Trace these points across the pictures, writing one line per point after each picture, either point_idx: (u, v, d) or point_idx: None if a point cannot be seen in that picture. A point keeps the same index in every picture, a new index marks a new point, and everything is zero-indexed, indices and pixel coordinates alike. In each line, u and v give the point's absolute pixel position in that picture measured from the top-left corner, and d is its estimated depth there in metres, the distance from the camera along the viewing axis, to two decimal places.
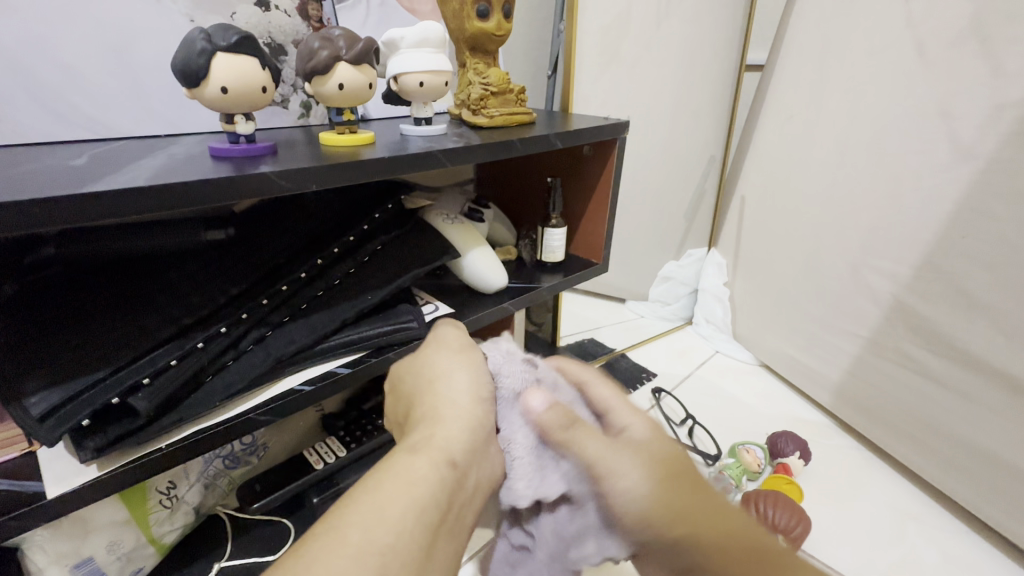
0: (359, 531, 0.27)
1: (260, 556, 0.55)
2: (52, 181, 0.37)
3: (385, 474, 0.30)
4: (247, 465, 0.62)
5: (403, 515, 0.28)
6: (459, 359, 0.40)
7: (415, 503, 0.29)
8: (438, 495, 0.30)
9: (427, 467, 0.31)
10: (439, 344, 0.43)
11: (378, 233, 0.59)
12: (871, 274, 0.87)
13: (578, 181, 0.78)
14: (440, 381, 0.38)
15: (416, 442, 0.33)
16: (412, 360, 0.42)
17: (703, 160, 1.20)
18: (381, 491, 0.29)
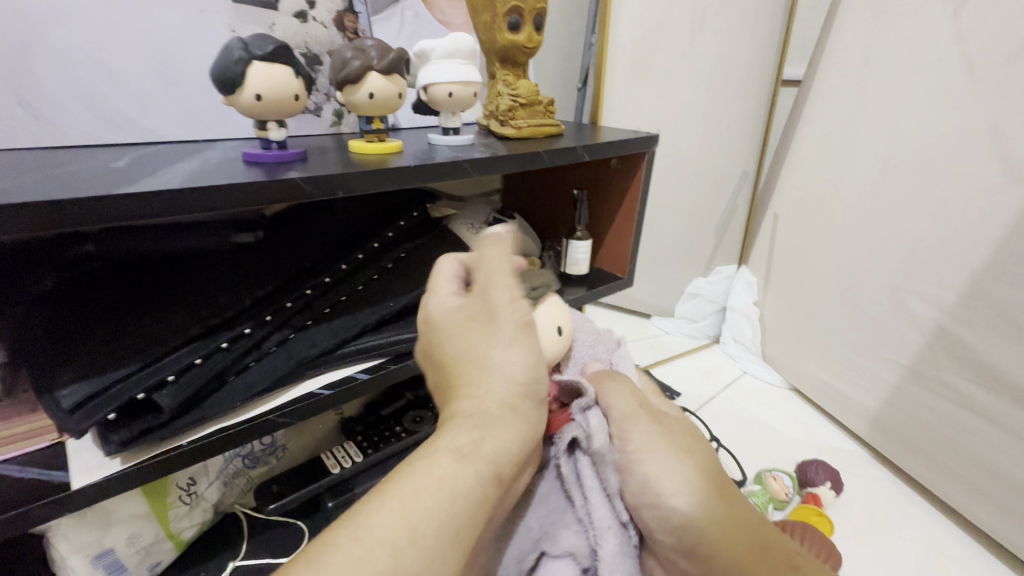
0: (392, 554, 0.26)
1: (272, 558, 0.56)
2: (91, 183, 0.38)
3: (436, 484, 0.29)
4: (265, 465, 0.62)
5: (448, 530, 0.28)
6: (521, 342, 0.36)
7: (454, 518, 0.28)
8: (478, 511, 0.30)
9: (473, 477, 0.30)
10: (500, 311, 0.37)
11: (403, 240, 0.60)
12: (911, 299, 0.83)
13: (605, 194, 0.78)
14: (502, 368, 0.35)
15: (463, 445, 0.31)
16: (461, 331, 0.37)
17: (735, 176, 1.18)
18: (418, 507, 0.27)
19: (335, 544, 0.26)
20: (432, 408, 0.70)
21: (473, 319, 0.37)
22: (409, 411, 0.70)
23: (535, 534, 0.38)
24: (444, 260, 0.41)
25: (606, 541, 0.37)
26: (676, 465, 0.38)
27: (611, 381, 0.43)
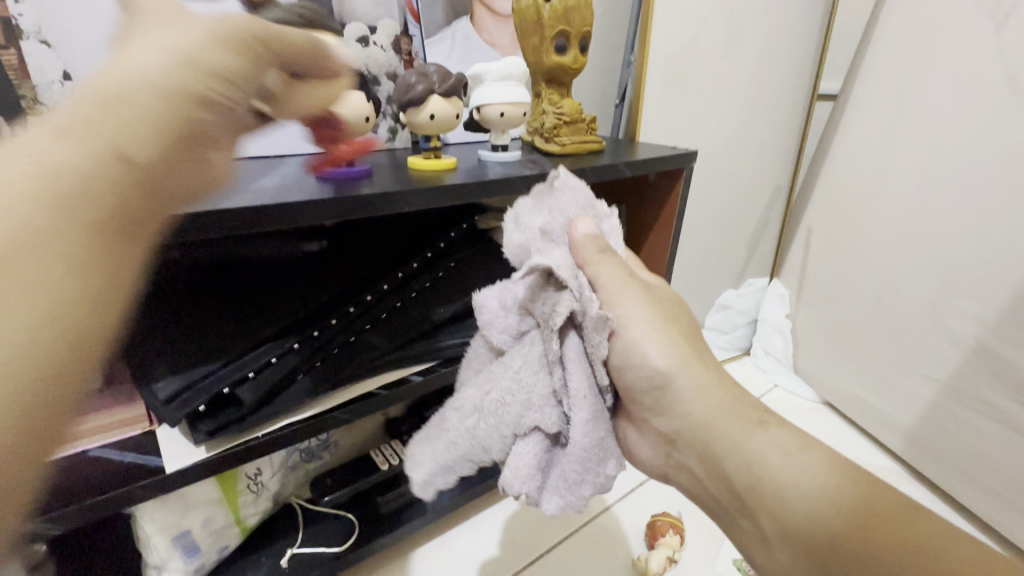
0: None
1: (327, 547, 0.59)
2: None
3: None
4: (319, 460, 0.66)
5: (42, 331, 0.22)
6: (176, 109, 0.28)
7: (60, 193, 0.23)
8: (97, 191, 0.24)
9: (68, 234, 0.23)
10: (189, 60, 0.28)
11: (452, 252, 0.64)
12: (951, 314, 0.82)
13: (642, 207, 0.80)
14: (114, 112, 0.26)
15: (68, 124, 0.25)
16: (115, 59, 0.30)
17: (768, 189, 1.19)
18: None
19: None
20: None
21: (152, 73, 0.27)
22: None
23: (510, 403, 0.38)
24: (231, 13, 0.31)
25: (581, 414, 0.36)
26: (673, 344, 0.38)
27: (598, 252, 0.40)
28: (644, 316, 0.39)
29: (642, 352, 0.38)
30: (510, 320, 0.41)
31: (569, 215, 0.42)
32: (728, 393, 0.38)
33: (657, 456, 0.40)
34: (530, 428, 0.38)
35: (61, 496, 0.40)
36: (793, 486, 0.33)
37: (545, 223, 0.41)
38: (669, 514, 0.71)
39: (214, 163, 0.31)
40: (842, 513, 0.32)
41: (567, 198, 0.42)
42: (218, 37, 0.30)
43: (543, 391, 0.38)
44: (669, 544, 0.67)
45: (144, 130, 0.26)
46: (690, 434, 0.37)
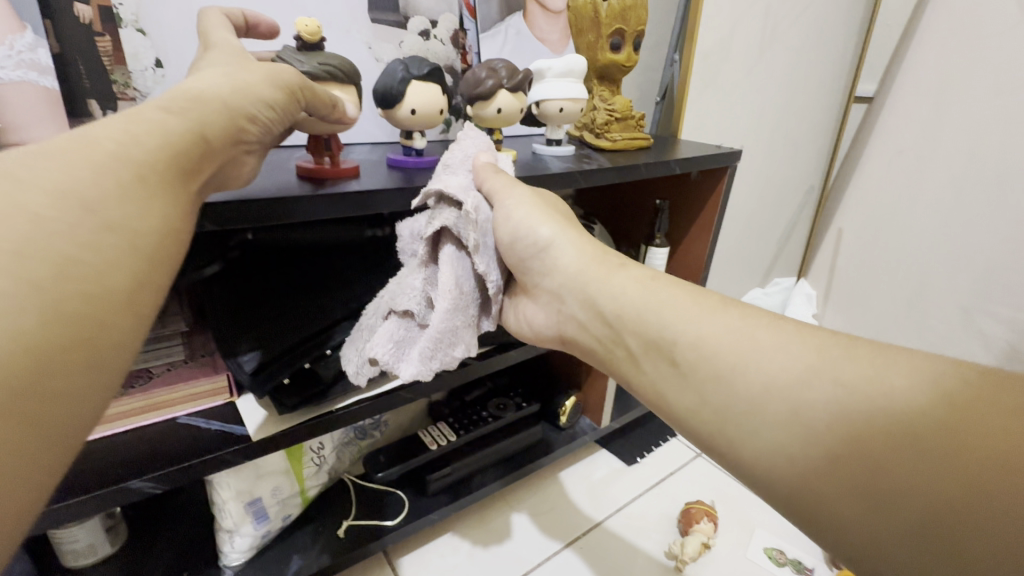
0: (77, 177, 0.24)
1: (380, 521, 0.62)
2: (284, 182, 0.44)
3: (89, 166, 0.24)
4: (371, 438, 0.69)
5: (134, 261, 0.25)
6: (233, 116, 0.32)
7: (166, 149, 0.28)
8: (183, 151, 0.29)
9: (146, 179, 0.26)
10: (246, 90, 0.34)
11: None
12: (985, 318, 0.84)
13: (683, 204, 0.82)
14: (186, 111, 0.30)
15: (173, 105, 0.30)
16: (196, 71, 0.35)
17: (801, 189, 1.20)
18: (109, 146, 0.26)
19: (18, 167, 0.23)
20: (513, 398, 0.78)
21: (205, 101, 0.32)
22: (491, 399, 0.78)
23: (389, 294, 0.44)
24: (284, 66, 0.37)
25: (441, 301, 0.41)
26: (546, 212, 0.43)
27: (495, 173, 0.45)
28: (529, 195, 0.43)
29: (529, 225, 0.42)
30: (413, 244, 0.46)
31: (471, 152, 0.47)
32: (604, 256, 0.40)
33: (549, 316, 0.43)
34: (398, 309, 0.43)
35: (152, 459, 0.41)
36: (764, 374, 0.28)
37: (447, 156, 0.46)
38: (704, 503, 0.73)
39: (247, 163, 0.36)
40: (821, 415, 0.26)
41: (469, 143, 0.48)
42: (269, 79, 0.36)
43: (415, 283, 0.44)
44: (705, 531, 0.69)
45: (204, 120, 0.31)
46: (568, 283, 0.40)
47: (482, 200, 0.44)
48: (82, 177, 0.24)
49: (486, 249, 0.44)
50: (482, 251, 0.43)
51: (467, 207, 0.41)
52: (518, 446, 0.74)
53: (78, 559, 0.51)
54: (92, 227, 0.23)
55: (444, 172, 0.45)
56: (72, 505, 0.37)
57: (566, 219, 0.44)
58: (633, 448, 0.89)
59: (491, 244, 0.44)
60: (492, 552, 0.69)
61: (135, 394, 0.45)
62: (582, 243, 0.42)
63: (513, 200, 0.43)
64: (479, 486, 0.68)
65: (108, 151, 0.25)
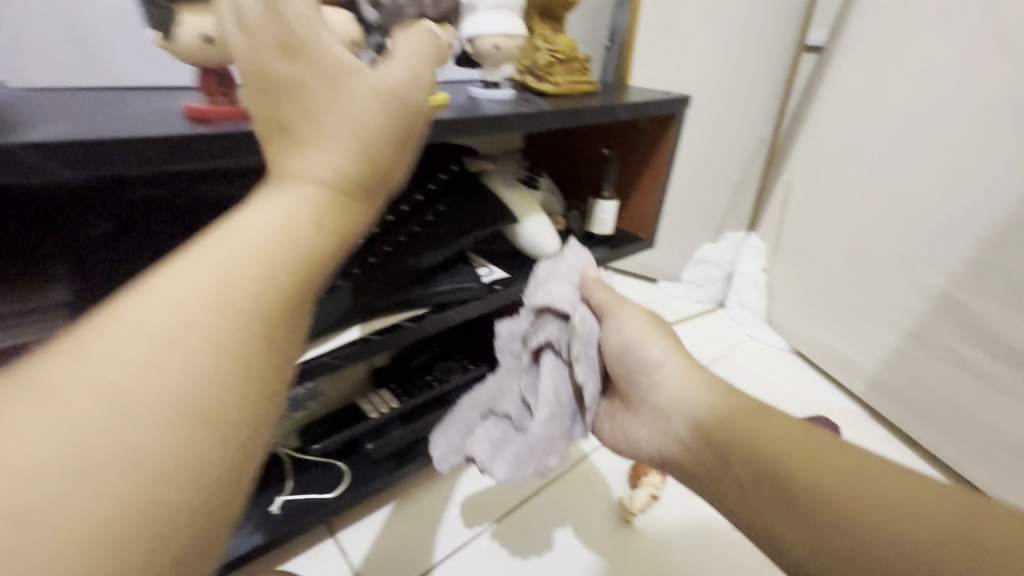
0: (148, 340, 0.18)
1: (318, 494, 0.59)
2: (153, 122, 0.38)
3: (163, 348, 0.18)
4: (306, 410, 0.65)
5: (224, 420, 0.19)
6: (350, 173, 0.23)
7: (273, 253, 0.21)
8: (309, 264, 0.21)
9: (251, 335, 0.20)
10: (401, 115, 0.25)
11: (443, 196, 0.62)
12: (921, 265, 0.86)
13: (632, 155, 0.79)
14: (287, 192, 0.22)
15: (300, 185, 0.23)
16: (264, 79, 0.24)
17: (751, 141, 1.19)
18: (190, 271, 0.20)
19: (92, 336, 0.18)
20: (459, 359, 0.76)
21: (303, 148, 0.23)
22: (438, 362, 0.75)
23: (488, 392, 0.53)
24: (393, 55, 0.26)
25: (538, 412, 0.43)
26: (639, 315, 0.44)
27: (608, 287, 0.46)
28: (640, 311, 0.44)
29: (635, 342, 0.43)
30: (513, 346, 0.49)
31: (582, 265, 0.48)
32: (724, 387, 0.40)
33: (650, 435, 0.42)
34: (498, 411, 0.51)
35: None
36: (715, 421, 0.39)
37: (551, 267, 0.48)
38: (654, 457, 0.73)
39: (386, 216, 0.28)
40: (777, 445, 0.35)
41: (574, 254, 0.49)
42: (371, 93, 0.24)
43: (512, 390, 0.50)
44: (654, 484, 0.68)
45: (316, 204, 0.22)
46: (655, 398, 0.41)
47: (590, 314, 0.45)
48: (182, 328, 0.19)
49: (591, 362, 0.45)
50: (586, 367, 0.44)
51: (571, 319, 0.43)
52: None
53: None
54: (168, 390, 0.18)
55: (550, 281, 0.46)
56: None
57: (662, 326, 0.45)
58: None
59: (592, 353, 0.45)
60: (438, 516, 0.68)
61: None
62: (673, 347, 0.42)
63: (624, 312, 0.44)
64: (423, 452, 0.67)
65: (186, 316, 0.19)
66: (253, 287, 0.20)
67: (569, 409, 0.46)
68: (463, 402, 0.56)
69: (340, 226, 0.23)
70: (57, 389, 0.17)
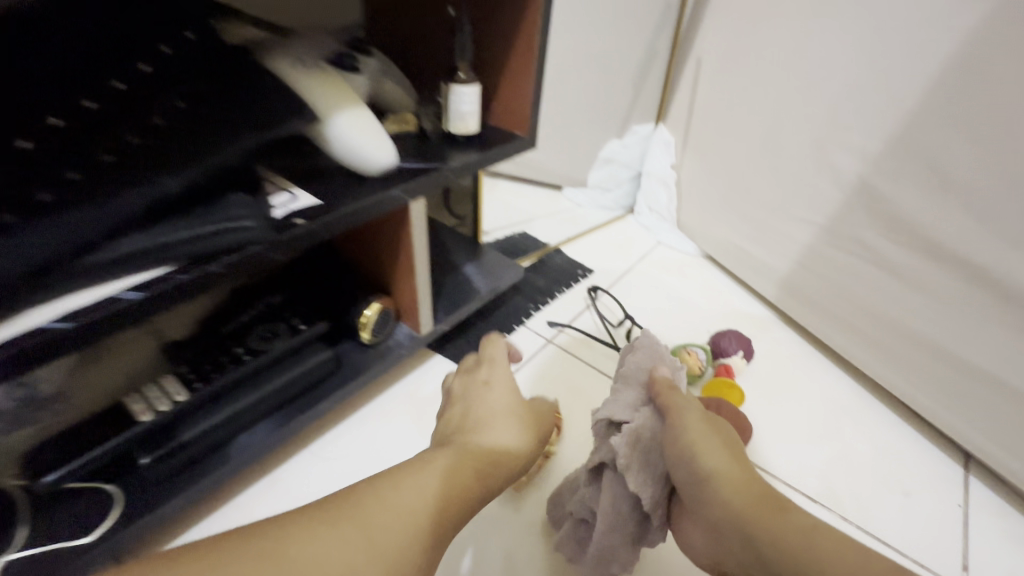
0: (396, 489, 0.36)
1: (69, 540, 0.42)
2: None
3: (410, 510, 0.35)
4: (37, 425, 0.45)
5: (411, 527, 0.34)
6: (510, 437, 0.46)
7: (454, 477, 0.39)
8: (465, 484, 0.39)
9: (436, 505, 0.36)
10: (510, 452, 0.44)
11: (177, 81, 0.39)
12: (836, 150, 0.75)
13: (493, 18, 0.58)
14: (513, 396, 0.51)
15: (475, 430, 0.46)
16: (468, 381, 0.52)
17: (655, 10, 0.99)
18: (422, 471, 0.38)
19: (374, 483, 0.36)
20: (288, 319, 0.57)
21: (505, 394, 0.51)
22: (258, 326, 0.56)
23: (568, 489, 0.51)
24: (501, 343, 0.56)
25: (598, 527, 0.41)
26: (697, 413, 0.40)
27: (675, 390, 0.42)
28: (697, 410, 0.40)
29: (692, 452, 0.37)
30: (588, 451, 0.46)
31: (647, 365, 0.44)
32: (752, 482, 0.36)
33: (705, 543, 0.37)
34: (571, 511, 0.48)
35: None
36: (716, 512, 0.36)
37: (623, 368, 0.45)
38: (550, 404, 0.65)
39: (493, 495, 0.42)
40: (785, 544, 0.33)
41: (644, 352, 0.45)
42: (521, 416, 0.49)
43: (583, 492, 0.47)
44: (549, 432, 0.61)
45: (479, 457, 0.42)
46: (695, 493, 0.37)
47: (657, 420, 0.41)
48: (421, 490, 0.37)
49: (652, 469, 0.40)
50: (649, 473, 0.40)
51: (625, 427, 0.40)
52: (304, 382, 0.56)
53: None
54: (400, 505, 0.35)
55: (621, 388, 0.43)
56: None
57: (718, 430, 0.39)
58: (473, 345, 0.75)
59: (659, 473, 0.40)
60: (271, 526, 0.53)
61: None
62: (711, 439, 0.38)
63: (684, 415, 0.39)
64: (239, 449, 0.51)
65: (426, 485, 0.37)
66: (444, 480, 0.38)
67: (633, 519, 0.41)
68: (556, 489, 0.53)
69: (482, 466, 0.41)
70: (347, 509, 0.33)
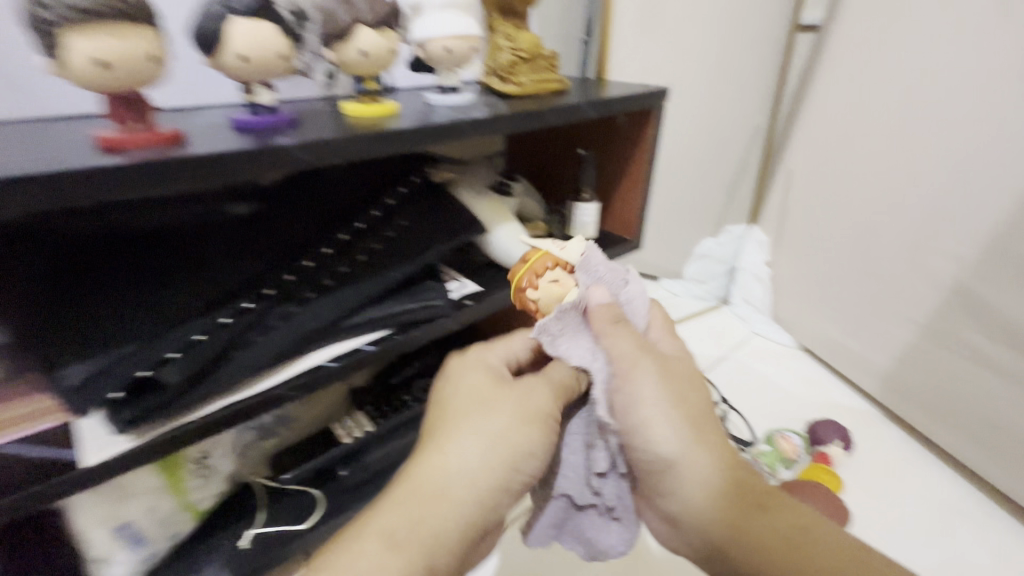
0: (414, 521, 0.36)
1: (289, 525, 0.57)
2: (26, 159, 0.34)
3: (428, 539, 0.35)
4: (277, 437, 0.63)
5: (423, 548, 0.35)
6: (516, 466, 0.38)
7: (469, 513, 0.37)
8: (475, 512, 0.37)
9: (462, 532, 0.37)
10: (525, 458, 0.39)
11: (404, 208, 0.59)
12: (931, 255, 0.80)
13: (612, 156, 0.75)
14: (517, 398, 0.41)
15: (497, 432, 0.39)
16: (470, 387, 0.42)
17: (748, 131, 1.14)
18: (433, 498, 0.37)
19: (401, 517, 0.36)
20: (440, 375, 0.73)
21: (500, 394, 0.41)
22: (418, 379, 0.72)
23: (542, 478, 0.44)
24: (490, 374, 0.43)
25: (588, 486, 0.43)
26: (680, 432, 0.40)
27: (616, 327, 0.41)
28: (684, 431, 0.40)
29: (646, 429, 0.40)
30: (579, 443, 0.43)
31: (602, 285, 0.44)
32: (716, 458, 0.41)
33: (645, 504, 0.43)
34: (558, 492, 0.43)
35: None
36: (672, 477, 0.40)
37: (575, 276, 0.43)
38: (546, 246, 0.44)
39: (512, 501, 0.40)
40: (719, 507, 0.40)
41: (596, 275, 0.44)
42: (527, 418, 0.39)
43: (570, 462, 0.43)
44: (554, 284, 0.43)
45: (503, 472, 0.38)
46: (692, 517, 0.40)
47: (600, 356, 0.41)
48: (439, 517, 0.36)
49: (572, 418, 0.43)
50: (569, 444, 0.43)
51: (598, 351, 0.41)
52: None
53: None
54: (425, 537, 0.35)
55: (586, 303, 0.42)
56: None
57: (698, 427, 0.41)
58: None
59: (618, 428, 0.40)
60: None
61: None
62: (711, 452, 0.41)
63: (672, 451, 0.40)
64: None
65: (444, 525, 0.36)
66: (477, 509, 0.37)
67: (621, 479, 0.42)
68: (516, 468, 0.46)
69: (501, 483, 0.38)
70: (361, 549, 0.34)
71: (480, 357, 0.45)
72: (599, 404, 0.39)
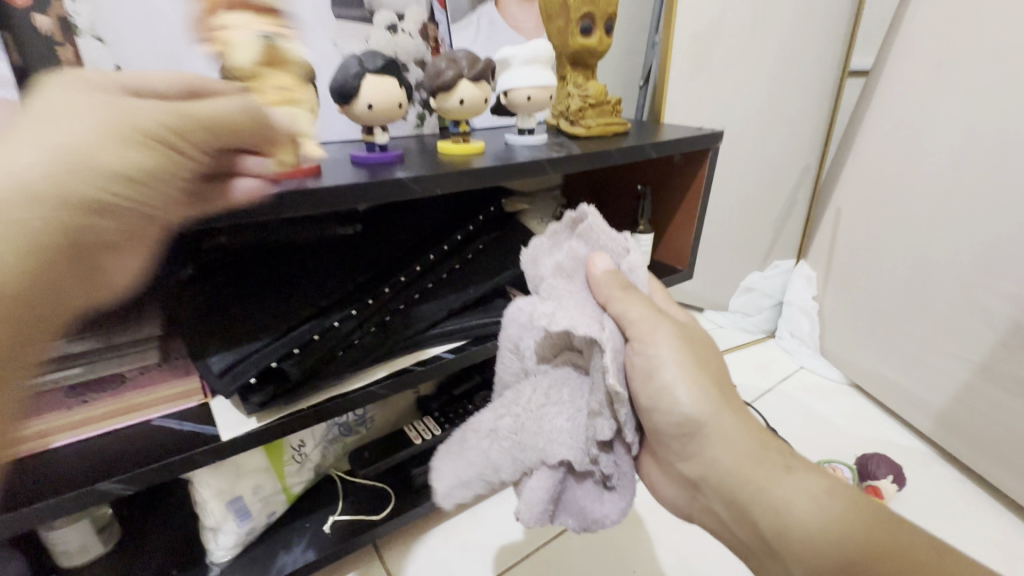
0: None
1: (365, 515, 0.63)
2: None
3: None
4: (357, 434, 0.69)
5: None
6: (123, 188, 0.29)
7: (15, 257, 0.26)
8: (38, 263, 0.26)
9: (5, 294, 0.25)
10: (82, 167, 0.27)
11: (482, 234, 0.66)
12: (985, 295, 0.80)
13: (667, 192, 0.81)
14: (113, 107, 0.30)
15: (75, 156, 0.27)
16: (99, 108, 0.29)
17: (796, 170, 1.17)
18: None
19: None
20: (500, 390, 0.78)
21: (75, 114, 0.29)
22: (480, 392, 0.77)
23: (522, 446, 0.41)
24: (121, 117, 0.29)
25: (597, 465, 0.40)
26: (705, 393, 0.40)
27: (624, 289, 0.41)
28: (713, 403, 0.40)
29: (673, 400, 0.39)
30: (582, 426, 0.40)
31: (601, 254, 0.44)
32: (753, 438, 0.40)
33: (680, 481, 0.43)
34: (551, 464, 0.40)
35: (123, 462, 0.44)
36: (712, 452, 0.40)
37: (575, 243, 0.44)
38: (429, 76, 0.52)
39: (120, 264, 0.31)
40: (764, 482, 0.39)
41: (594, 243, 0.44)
42: (118, 135, 0.29)
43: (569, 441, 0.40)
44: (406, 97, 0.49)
45: (66, 188, 0.27)
46: (715, 478, 0.40)
47: (614, 326, 0.40)
48: None
49: (569, 380, 0.41)
50: (563, 415, 0.40)
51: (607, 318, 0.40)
52: None
53: (72, 559, 0.53)
54: None
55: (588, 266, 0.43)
56: (30, 510, 0.39)
57: (723, 393, 0.42)
58: None
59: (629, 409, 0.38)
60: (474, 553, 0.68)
61: (94, 402, 0.46)
62: (746, 430, 0.40)
63: (709, 426, 0.40)
64: None
65: None
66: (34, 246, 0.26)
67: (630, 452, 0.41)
68: (491, 437, 0.42)
69: (56, 226, 0.27)
70: None
71: (75, 82, 0.30)
72: (611, 372, 0.36)
